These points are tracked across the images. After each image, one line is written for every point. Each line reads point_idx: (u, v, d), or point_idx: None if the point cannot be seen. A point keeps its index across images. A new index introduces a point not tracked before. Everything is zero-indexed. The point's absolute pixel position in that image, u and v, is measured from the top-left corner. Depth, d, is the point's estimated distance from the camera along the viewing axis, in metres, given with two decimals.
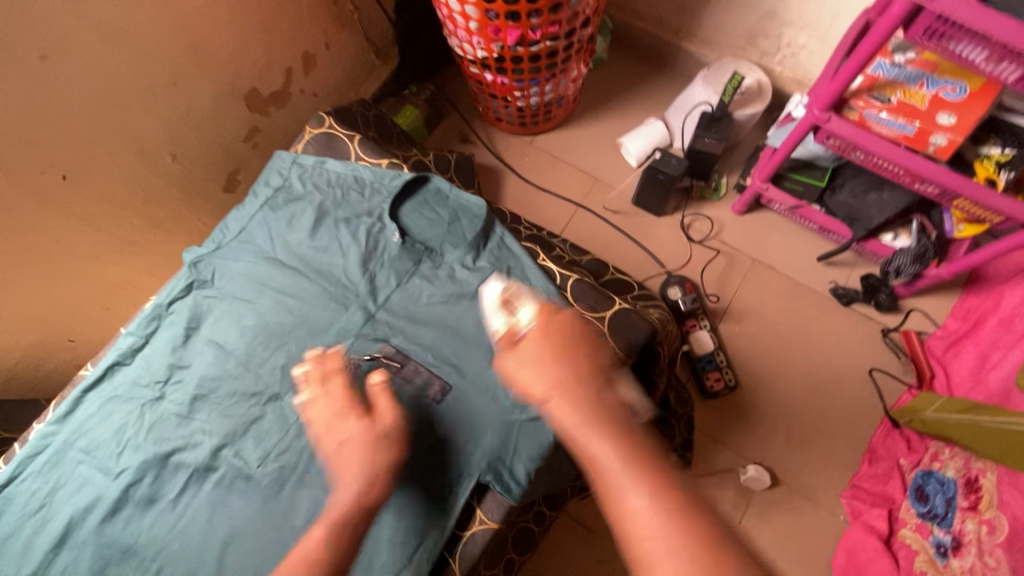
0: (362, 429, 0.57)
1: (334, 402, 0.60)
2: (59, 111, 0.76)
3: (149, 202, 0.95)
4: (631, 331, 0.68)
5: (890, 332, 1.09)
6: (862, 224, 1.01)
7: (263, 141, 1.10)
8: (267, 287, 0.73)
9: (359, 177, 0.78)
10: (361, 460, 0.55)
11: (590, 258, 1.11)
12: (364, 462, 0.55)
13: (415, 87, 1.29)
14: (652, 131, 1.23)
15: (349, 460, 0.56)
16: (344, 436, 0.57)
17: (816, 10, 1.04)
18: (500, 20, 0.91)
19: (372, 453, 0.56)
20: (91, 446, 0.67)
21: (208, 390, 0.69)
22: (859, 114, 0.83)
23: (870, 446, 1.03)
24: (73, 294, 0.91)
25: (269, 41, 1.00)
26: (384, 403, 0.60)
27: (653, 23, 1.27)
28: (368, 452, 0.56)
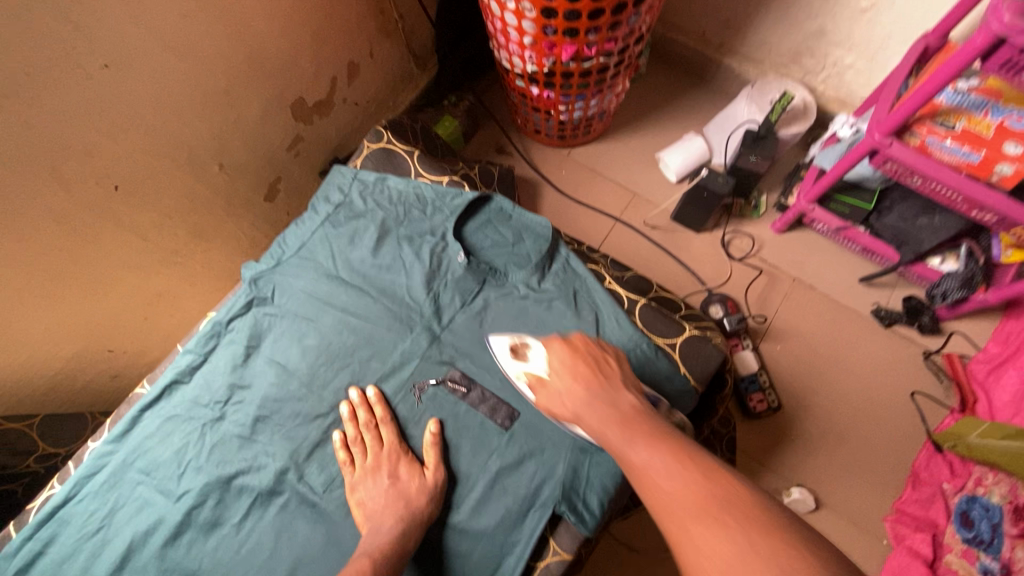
0: (405, 483, 0.61)
1: (380, 457, 0.64)
2: (116, 120, 0.74)
3: (193, 211, 0.93)
4: (705, 359, 0.69)
5: (932, 355, 1.09)
6: (910, 247, 1.01)
7: (304, 150, 1.09)
8: (329, 306, 0.72)
9: (421, 195, 0.77)
10: (394, 511, 0.59)
11: (631, 274, 1.08)
12: (390, 512, 0.59)
13: (454, 97, 1.28)
14: (692, 146, 1.21)
15: (379, 510, 0.59)
16: (376, 492, 0.61)
17: (866, 31, 1.03)
18: (557, 35, 0.91)
19: (405, 503, 0.59)
20: (151, 466, 0.66)
21: (270, 411, 0.68)
22: (920, 140, 0.84)
23: (912, 469, 1.02)
24: (117, 305, 0.89)
25: (318, 50, 0.99)
26: (436, 458, 0.64)
27: (694, 38, 1.26)
28: (390, 506, 0.59)
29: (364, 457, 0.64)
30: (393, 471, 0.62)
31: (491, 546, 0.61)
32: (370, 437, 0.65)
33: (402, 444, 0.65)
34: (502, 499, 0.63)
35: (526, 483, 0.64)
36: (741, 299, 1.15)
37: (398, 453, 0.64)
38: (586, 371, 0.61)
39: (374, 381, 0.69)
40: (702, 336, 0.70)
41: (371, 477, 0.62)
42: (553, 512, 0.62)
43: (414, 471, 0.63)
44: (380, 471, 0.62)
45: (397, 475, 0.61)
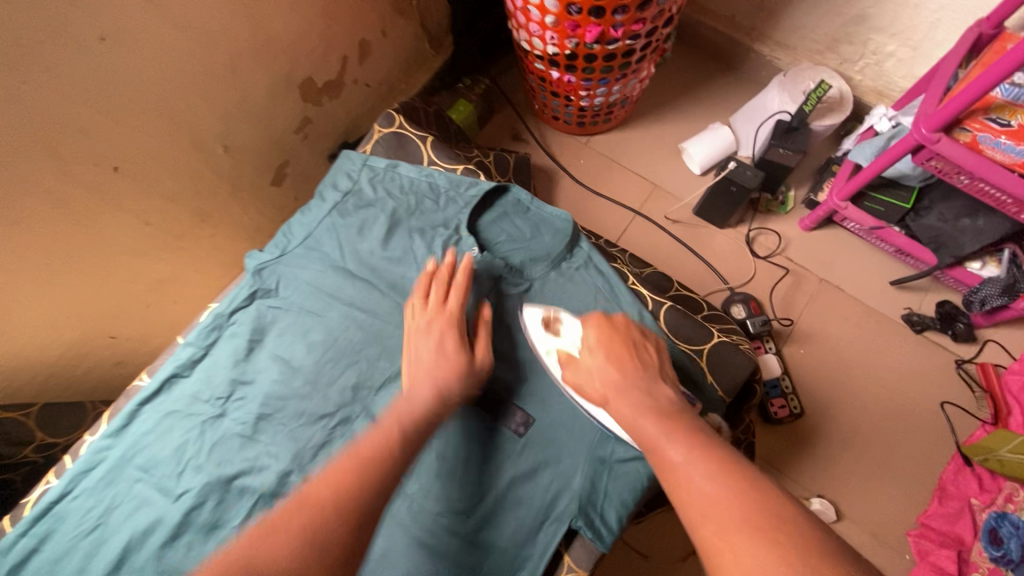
0: (453, 353, 0.59)
1: (435, 316, 0.62)
2: (114, 98, 0.70)
3: (198, 195, 0.90)
4: (733, 368, 0.64)
5: (965, 363, 1.04)
6: (949, 250, 0.95)
7: (314, 133, 1.04)
8: (335, 299, 0.68)
9: (434, 184, 0.73)
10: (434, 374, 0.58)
11: (652, 271, 1.05)
12: (433, 380, 0.57)
13: (469, 81, 1.22)
14: (718, 137, 1.15)
15: (422, 372, 0.58)
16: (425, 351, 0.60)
17: (912, 17, 0.96)
18: (581, 15, 0.85)
19: (447, 375, 0.58)
20: (150, 463, 0.63)
21: (273, 409, 0.64)
22: (971, 136, 0.78)
23: (939, 482, 0.97)
24: (118, 291, 0.86)
25: (328, 28, 0.94)
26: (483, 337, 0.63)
27: (723, 22, 1.19)
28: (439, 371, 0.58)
29: (425, 304, 0.64)
30: (442, 339, 0.60)
31: (503, 560, 0.58)
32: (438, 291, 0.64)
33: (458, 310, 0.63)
34: (515, 510, 0.60)
35: (540, 494, 0.60)
36: (764, 299, 1.10)
37: (453, 321, 0.62)
38: (624, 355, 0.59)
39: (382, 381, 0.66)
40: (731, 343, 0.67)
41: (424, 334, 0.61)
42: (570, 527, 0.59)
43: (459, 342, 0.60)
44: (430, 329, 0.61)
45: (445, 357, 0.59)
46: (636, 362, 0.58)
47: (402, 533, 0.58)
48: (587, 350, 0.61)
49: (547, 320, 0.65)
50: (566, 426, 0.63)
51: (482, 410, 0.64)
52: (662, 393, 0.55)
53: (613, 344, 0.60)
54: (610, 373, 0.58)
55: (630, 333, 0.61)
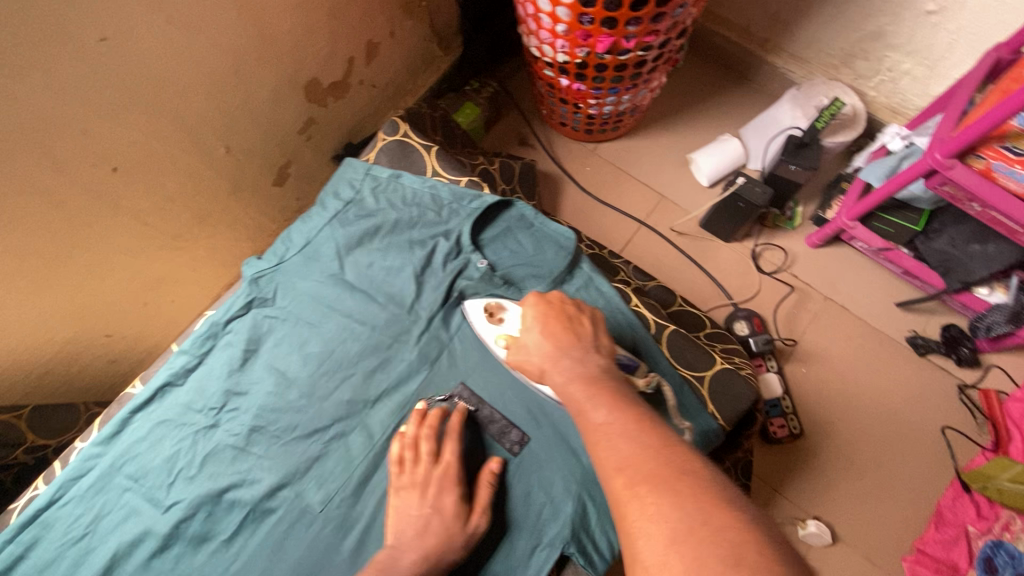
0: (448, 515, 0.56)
1: (431, 472, 0.58)
2: (114, 99, 0.69)
3: (198, 196, 0.89)
4: (735, 397, 0.63)
5: (967, 389, 1.03)
6: (957, 275, 0.94)
7: (317, 133, 1.03)
8: (333, 311, 0.67)
9: (436, 196, 0.72)
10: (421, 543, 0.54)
11: (656, 284, 1.03)
12: (415, 543, 0.54)
13: (477, 83, 1.20)
14: (726, 149, 1.13)
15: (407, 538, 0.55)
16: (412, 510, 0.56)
17: (930, 36, 0.95)
18: (593, 25, 0.83)
19: (437, 540, 0.54)
20: (140, 473, 0.62)
21: (267, 421, 0.64)
22: (986, 164, 0.76)
23: (936, 509, 0.96)
24: (114, 290, 0.85)
25: (335, 28, 0.92)
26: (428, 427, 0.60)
27: (737, 31, 1.17)
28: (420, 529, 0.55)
29: (416, 464, 0.59)
30: (438, 499, 0.56)
31: None
32: (429, 448, 0.59)
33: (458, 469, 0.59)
34: (507, 533, 0.59)
35: (532, 518, 0.60)
36: (768, 316, 1.09)
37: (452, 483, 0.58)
38: (560, 328, 0.58)
39: (377, 396, 0.65)
40: (733, 371, 0.66)
41: (418, 489, 0.57)
42: (561, 553, 0.58)
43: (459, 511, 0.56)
44: (426, 490, 0.57)
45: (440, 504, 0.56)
46: (572, 335, 0.57)
47: None
48: (525, 328, 0.60)
49: (488, 311, 0.66)
50: (561, 448, 0.62)
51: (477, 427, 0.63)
52: (594, 360, 0.55)
53: (555, 329, 0.58)
54: (547, 346, 0.57)
55: (570, 309, 0.61)
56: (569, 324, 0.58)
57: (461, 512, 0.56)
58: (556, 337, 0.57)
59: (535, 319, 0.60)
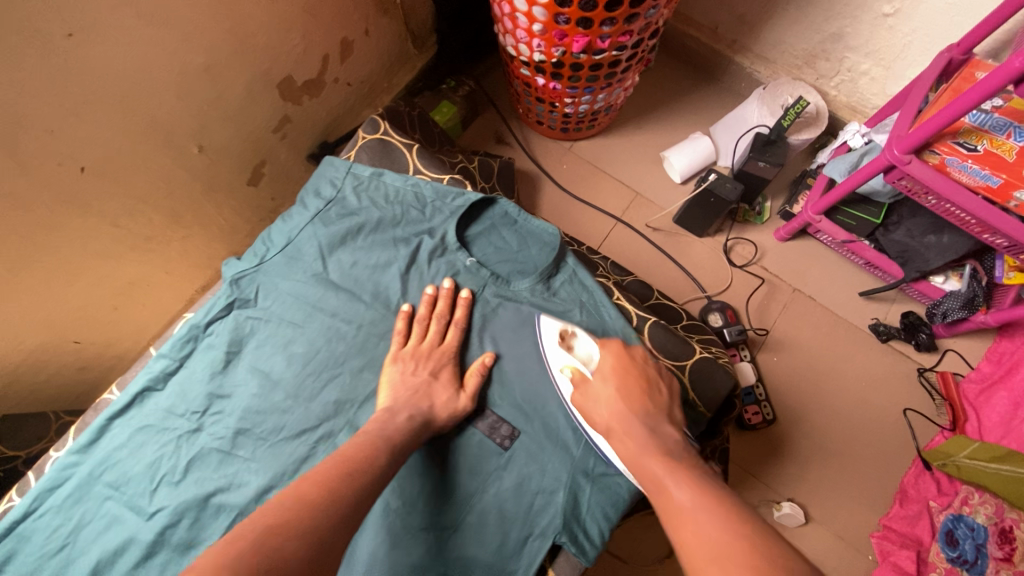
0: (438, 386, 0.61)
1: (434, 349, 0.65)
2: (81, 96, 0.67)
3: (171, 196, 0.86)
4: (715, 385, 0.66)
5: (926, 372, 1.08)
6: (914, 265, 0.99)
7: (292, 132, 1.01)
8: (317, 311, 0.67)
9: (419, 194, 0.72)
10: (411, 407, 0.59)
11: (633, 278, 1.06)
12: (409, 405, 0.59)
13: (454, 82, 1.20)
14: (698, 146, 1.16)
15: (401, 399, 0.60)
16: (408, 381, 0.61)
17: (886, 38, 1.00)
18: (569, 25, 0.85)
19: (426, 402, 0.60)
20: (121, 480, 0.61)
21: (251, 423, 0.63)
22: (940, 159, 0.81)
23: (900, 486, 1.02)
24: (82, 294, 0.82)
25: (309, 26, 0.91)
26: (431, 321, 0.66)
27: (705, 32, 1.21)
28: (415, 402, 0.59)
29: (420, 341, 0.65)
30: (436, 371, 0.63)
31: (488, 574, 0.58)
32: (436, 328, 0.66)
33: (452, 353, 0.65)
34: (498, 524, 0.60)
35: (523, 509, 0.61)
36: (741, 307, 1.13)
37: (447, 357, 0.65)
38: (638, 391, 0.58)
39: (365, 395, 0.64)
40: (712, 360, 0.68)
41: (418, 360, 0.63)
42: (554, 543, 0.60)
43: (451, 386, 0.63)
44: (421, 363, 0.63)
45: (434, 376, 0.62)
46: (647, 400, 0.58)
47: (389, 546, 0.58)
48: (601, 376, 0.61)
49: (562, 334, 0.65)
50: (549, 439, 0.64)
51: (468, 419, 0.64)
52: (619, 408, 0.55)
53: (627, 386, 0.59)
54: (616, 400, 0.58)
55: (646, 369, 0.61)
56: (646, 389, 0.59)
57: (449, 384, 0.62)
58: (639, 403, 0.57)
59: (609, 371, 0.61)
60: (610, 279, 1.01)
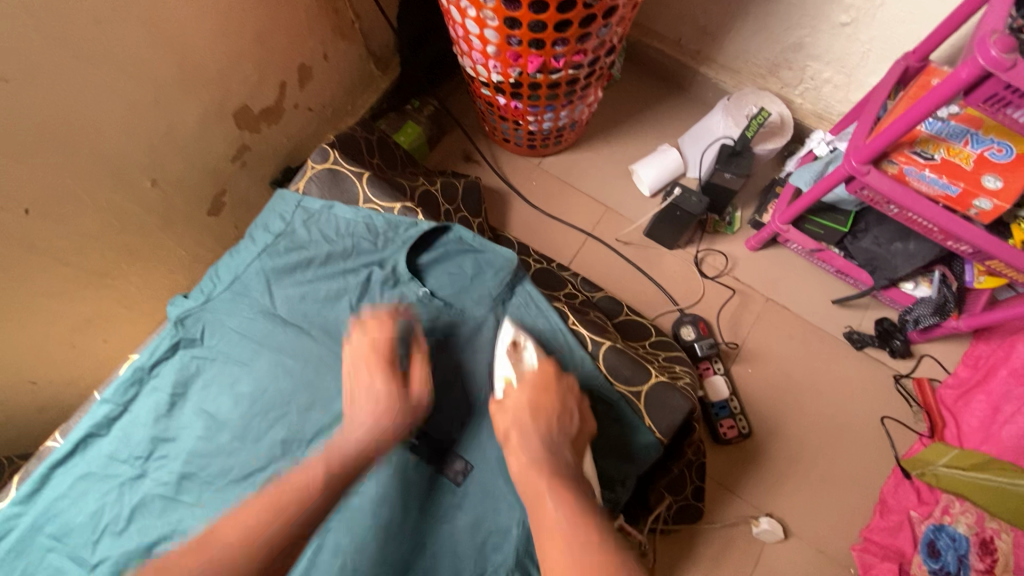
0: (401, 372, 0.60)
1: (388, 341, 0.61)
2: (22, 139, 0.66)
3: (125, 231, 0.85)
4: (671, 410, 0.64)
5: (903, 378, 1.07)
6: (884, 272, 0.98)
7: (252, 160, 1.01)
8: (264, 348, 0.65)
9: (372, 226, 0.71)
10: (375, 396, 0.57)
11: (603, 294, 1.05)
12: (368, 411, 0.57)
13: (417, 102, 1.21)
14: (666, 159, 1.16)
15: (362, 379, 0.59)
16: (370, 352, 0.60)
17: (846, 46, 0.99)
18: (521, 46, 0.84)
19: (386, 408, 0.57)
20: (64, 531, 0.60)
21: (197, 467, 0.61)
22: (898, 169, 0.81)
23: (880, 497, 1.00)
24: (35, 334, 0.81)
25: (263, 55, 0.90)
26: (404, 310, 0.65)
27: (670, 43, 1.21)
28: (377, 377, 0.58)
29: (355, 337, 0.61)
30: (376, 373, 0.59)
31: None
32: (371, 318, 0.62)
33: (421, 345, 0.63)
34: (451, 562, 0.59)
35: (476, 547, 0.60)
36: (713, 320, 1.11)
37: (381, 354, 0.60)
38: (549, 417, 0.58)
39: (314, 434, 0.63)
40: (667, 384, 0.66)
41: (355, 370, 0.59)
42: None
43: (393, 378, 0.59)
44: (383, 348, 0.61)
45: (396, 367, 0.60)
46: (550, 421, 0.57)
47: None
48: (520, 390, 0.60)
49: (514, 343, 0.65)
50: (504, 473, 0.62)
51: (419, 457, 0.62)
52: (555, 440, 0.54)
53: (547, 390, 0.60)
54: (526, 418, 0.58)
55: (566, 395, 0.60)
56: (558, 415, 0.58)
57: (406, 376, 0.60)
58: (546, 422, 0.57)
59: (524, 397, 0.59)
60: (578, 297, 1.00)
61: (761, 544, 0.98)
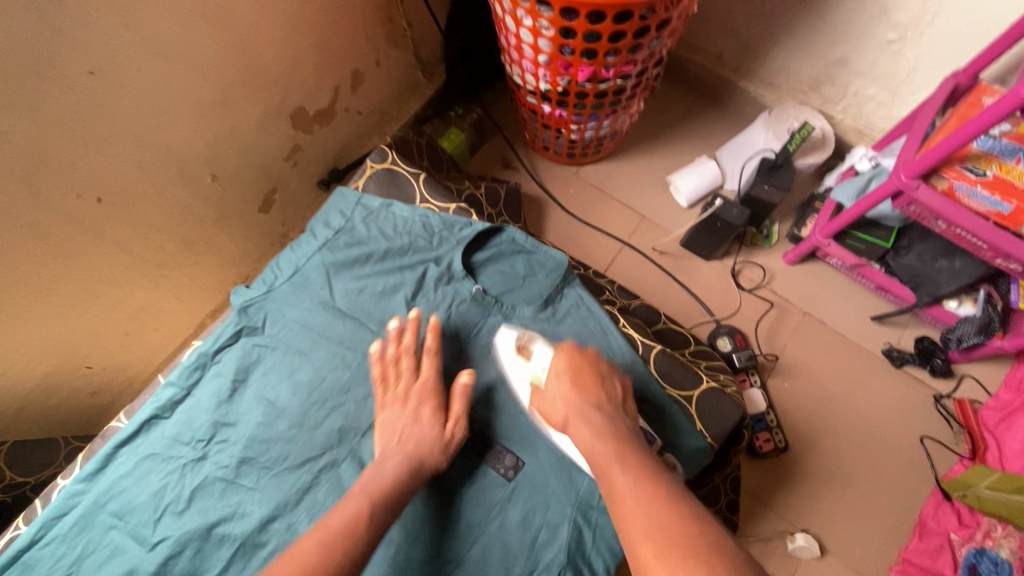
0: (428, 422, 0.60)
1: (412, 386, 0.62)
2: (101, 130, 0.69)
3: (184, 224, 0.88)
4: (722, 415, 0.65)
5: (943, 399, 1.06)
6: (927, 289, 0.98)
7: (303, 160, 1.04)
8: (324, 338, 0.67)
9: (428, 224, 0.73)
10: (402, 449, 0.58)
11: (640, 302, 1.05)
12: (402, 449, 0.58)
13: (461, 109, 1.22)
14: (704, 170, 1.17)
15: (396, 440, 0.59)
16: (399, 420, 0.60)
17: (892, 63, 1.00)
18: (574, 56, 0.86)
19: (421, 446, 0.58)
20: (126, 510, 0.61)
21: (256, 452, 0.63)
22: (948, 184, 0.80)
23: (919, 519, 0.98)
24: (94, 320, 0.84)
25: (321, 59, 0.94)
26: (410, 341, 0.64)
27: (710, 58, 1.23)
28: (403, 443, 0.58)
29: (398, 380, 0.63)
30: (419, 408, 0.61)
31: None
32: (409, 363, 0.63)
33: (436, 378, 0.64)
34: (502, 557, 0.59)
35: (527, 543, 0.59)
36: (749, 332, 1.11)
37: (430, 393, 0.62)
38: (591, 388, 0.59)
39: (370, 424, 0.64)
40: (720, 390, 0.67)
41: (399, 403, 0.61)
42: None
43: (436, 419, 0.60)
44: (405, 402, 0.61)
45: (420, 416, 0.60)
46: (600, 393, 0.59)
47: None
48: (554, 376, 0.61)
49: (522, 345, 0.66)
50: (555, 470, 0.62)
51: (468, 452, 0.64)
52: (615, 427, 0.55)
53: (579, 373, 0.60)
54: (572, 396, 0.58)
55: (596, 364, 0.62)
56: (599, 383, 0.60)
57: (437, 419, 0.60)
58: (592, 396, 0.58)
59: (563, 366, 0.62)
60: (617, 303, 1.01)
61: (796, 560, 0.97)
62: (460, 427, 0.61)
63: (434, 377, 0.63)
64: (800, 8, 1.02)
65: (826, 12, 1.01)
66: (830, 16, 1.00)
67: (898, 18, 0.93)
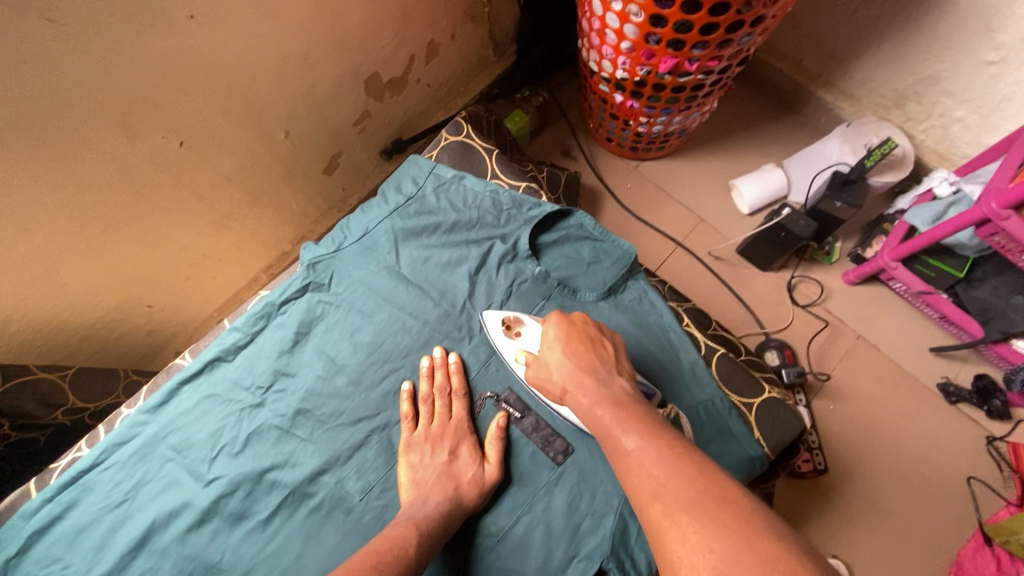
0: (466, 463, 0.59)
1: (447, 426, 0.62)
2: (191, 75, 0.70)
3: (252, 177, 0.90)
4: (782, 426, 0.64)
5: (996, 441, 1.01)
6: (997, 324, 0.93)
7: (370, 127, 1.04)
8: (386, 302, 0.68)
9: (498, 200, 0.72)
10: (444, 489, 0.56)
11: (692, 306, 1.03)
12: (439, 489, 0.56)
13: (528, 91, 1.21)
14: (770, 178, 1.14)
15: (430, 478, 0.58)
16: (432, 463, 0.59)
17: (989, 85, 0.95)
18: (659, 46, 0.84)
19: (457, 484, 0.57)
20: (183, 445, 0.63)
21: (312, 405, 0.64)
22: None
23: (956, 560, 0.93)
24: (162, 261, 0.86)
25: (402, 26, 0.93)
26: (439, 381, 0.64)
27: (789, 63, 1.19)
28: (441, 483, 0.57)
29: (430, 420, 0.62)
30: (457, 447, 0.60)
31: None
32: (442, 404, 0.63)
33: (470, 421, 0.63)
34: (544, 539, 0.59)
35: (570, 529, 0.59)
36: (800, 349, 1.08)
37: (462, 433, 0.62)
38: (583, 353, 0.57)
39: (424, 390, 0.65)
40: (780, 400, 0.65)
41: (432, 444, 0.60)
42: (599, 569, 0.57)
43: (474, 460, 0.60)
44: (441, 442, 0.60)
45: (458, 453, 0.60)
46: (593, 357, 0.56)
47: None
48: (548, 347, 0.59)
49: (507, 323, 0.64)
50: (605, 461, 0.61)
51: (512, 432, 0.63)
52: (617, 383, 0.53)
53: (577, 348, 0.57)
54: (569, 366, 0.56)
55: (589, 331, 0.60)
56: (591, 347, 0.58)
57: (473, 461, 0.60)
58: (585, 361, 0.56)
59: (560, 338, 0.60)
60: None
61: None
62: (498, 468, 0.60)
63: (468, 419, 0.63)
64: (896, 20, 0.98)
65: (923, 26, 0.96)
66: (930, 30, 0.95)
67: (1004, 38, 0.88)
